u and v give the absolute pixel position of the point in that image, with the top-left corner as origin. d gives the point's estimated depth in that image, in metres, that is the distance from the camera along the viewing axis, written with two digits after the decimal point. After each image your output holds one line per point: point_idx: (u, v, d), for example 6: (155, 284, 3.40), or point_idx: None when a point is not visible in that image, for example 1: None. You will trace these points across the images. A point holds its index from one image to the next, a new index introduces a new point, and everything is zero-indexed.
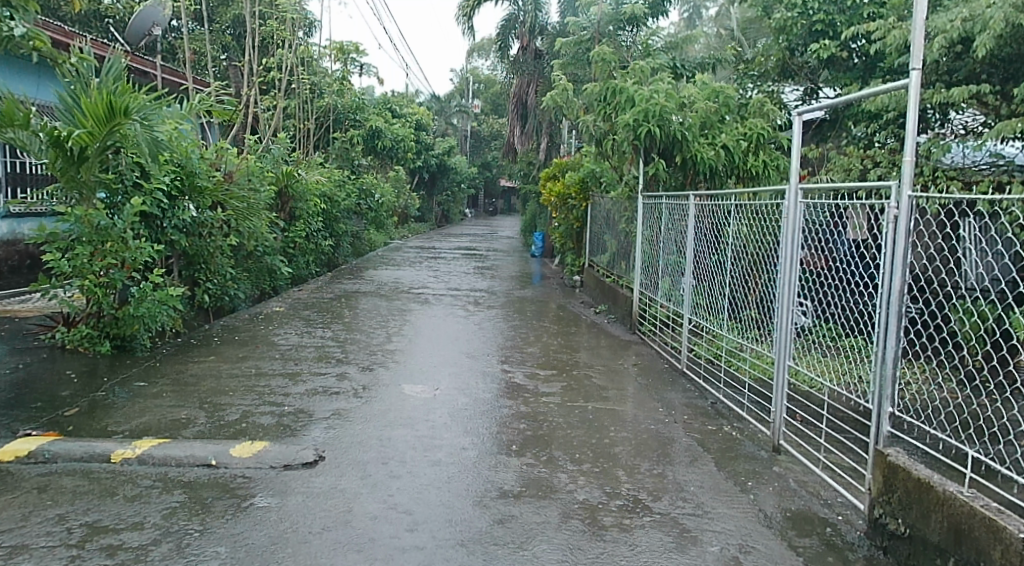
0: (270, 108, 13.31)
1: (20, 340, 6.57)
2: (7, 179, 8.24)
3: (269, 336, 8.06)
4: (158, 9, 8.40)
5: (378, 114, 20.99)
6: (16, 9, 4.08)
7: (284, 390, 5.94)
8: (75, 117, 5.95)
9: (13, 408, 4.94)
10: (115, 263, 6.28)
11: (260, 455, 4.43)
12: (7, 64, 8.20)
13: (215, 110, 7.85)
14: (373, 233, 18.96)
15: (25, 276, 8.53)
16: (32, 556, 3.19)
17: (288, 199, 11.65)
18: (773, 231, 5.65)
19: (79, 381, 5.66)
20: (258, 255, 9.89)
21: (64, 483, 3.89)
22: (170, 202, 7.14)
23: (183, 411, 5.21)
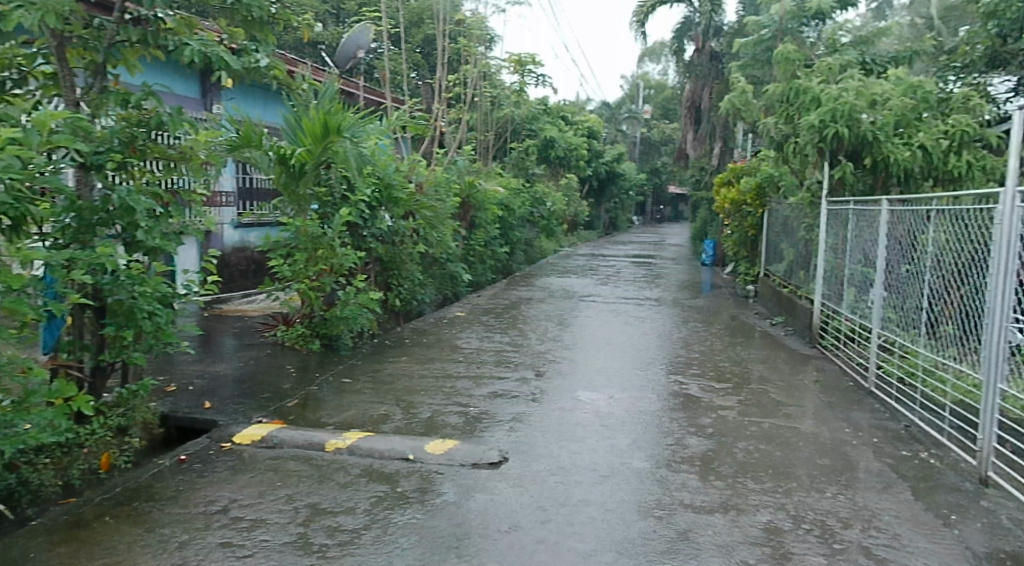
0: (454, 121, 13.94)
1: (248, 337, 7.35)
2: (240, 193, 9.22)
3: (452, 339, 8.48)
4: (364, 34, 9.13)
5: (552, 123, 21.38)
6: (260, 43, 4.50)
7: (467, 391, 6.23)
8: (296, 137, 6.75)
9: (246, 396, 5.53)
10: (326, 269, 6.90)
11: (450, 453, 4.67)
12: (246, 92, 9.19)
13: (409, 126, 8.40)
14: (544, 240, 19.30)
15: (250, 279, 9.48)
16: (268, 529, 3.45)
17: (468, 208, 12.03)
18: (977, 237, 5.21)
19: (295, 375, 6.22)
20: (442, 262, 10.40)
21: (290, 467, 4.28)
22: (371, 212, 7.74)
23: (381, 407, 5.60)
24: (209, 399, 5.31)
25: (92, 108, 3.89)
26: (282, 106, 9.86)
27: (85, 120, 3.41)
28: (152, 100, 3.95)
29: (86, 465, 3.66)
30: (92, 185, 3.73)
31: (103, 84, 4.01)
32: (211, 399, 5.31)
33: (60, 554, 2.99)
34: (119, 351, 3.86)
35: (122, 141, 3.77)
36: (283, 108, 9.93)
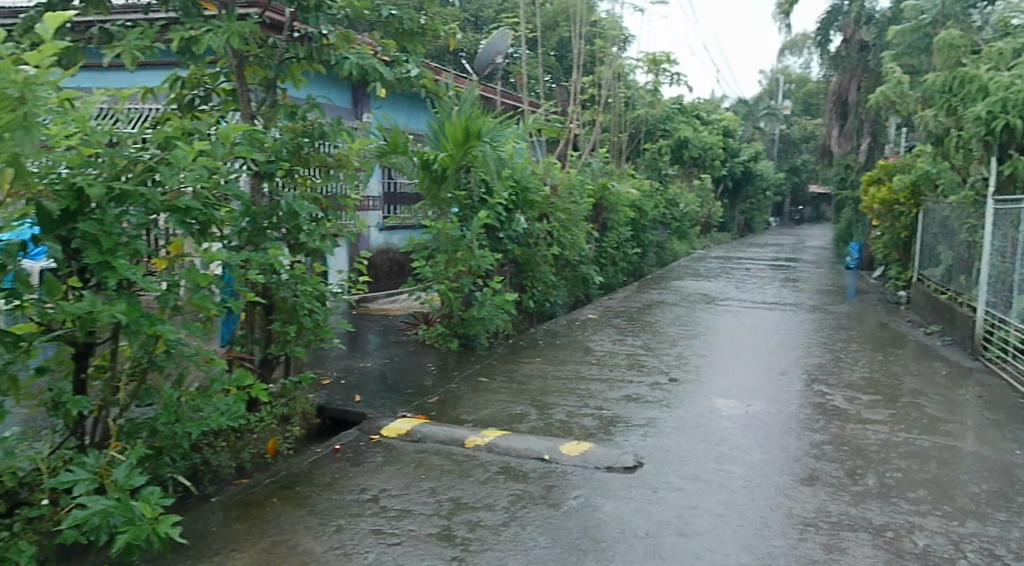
0: (588, 123, 13.95)
1: (393, 335, 7.69)
2: (385, 198, 9.67)
3: (585, 341, 8.50)
4: (503, 39, 9.31)
5: (686, 122, 20.94)
6: (410, 54, 4.74)
7: (601, 394, 6.21)
8: (439, 143, 7.00)
9: (391, 391, 5.79)
10: (465, 270, 7.09)
11: (585, 455, 4.67)
12: (395, 102, 9.63)
13: (544, 129, 8.50)
14: (677, 242, 18.92)
15: (394, 280, 9.91)
16: (415, 519, 3.57)
17: (601, 210, 11.99)
18: None
19: (435, 373, 6.45)
20: (575, 264, 10.43)
21: (433, 461, 4.42)
22: (507, 215, 7.87)
23: (518, 407, 5.69)
24: (359, 393, 5.60)
25: (265, 121, 4.22)
26: (427, 113, 10.25)
27: (261, 131, 3.66)
28: (316, 111, 4.25)
29: (256, 449, 3.96)
30: (271, 197, 3.97)
31: (274, 99, 4.34)
32: (361, 393, 5.61)
33: (235, 530, 3.25)
34: (283, 346, 4.16)
35: (290, 150, 4.07)
36: (426, 115, 10.31)
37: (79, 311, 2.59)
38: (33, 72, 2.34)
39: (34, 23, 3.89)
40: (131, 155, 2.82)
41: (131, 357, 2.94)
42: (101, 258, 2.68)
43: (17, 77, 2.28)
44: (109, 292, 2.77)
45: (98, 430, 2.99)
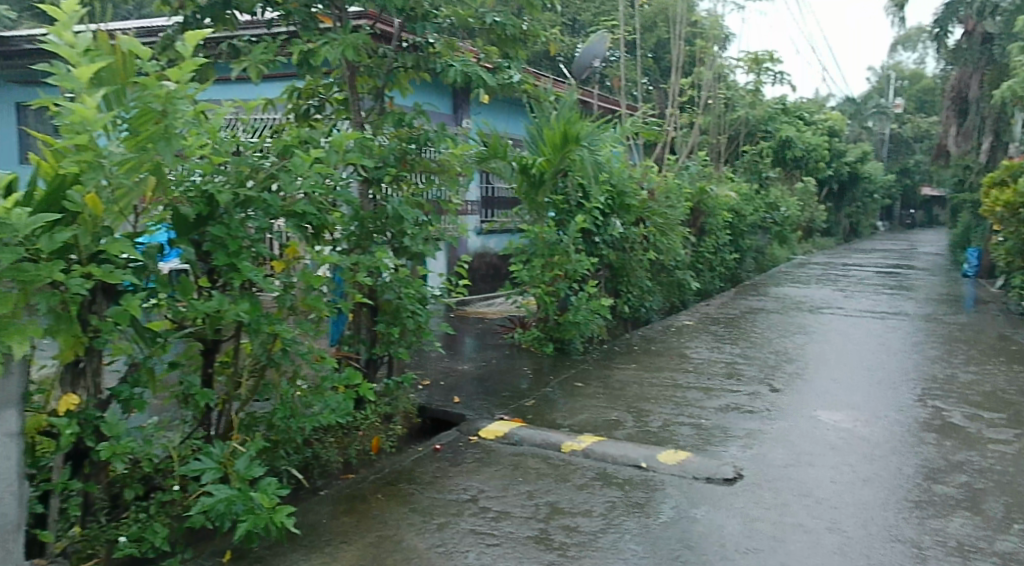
0: (686, 125, 13.69)
1: (489, 338, 7.80)
2: (483, 202, 9.81)
3: (681, 348, 8.35)
4: (601, 42, 9.24)
5: (789, 123, 20.25)
6: (513, 60, 4.83)
7: (699, 403, 6.08)
8: (538, 147, 7.06)
9: (489, 393, 5.87)
10: (561, 274, 7.12)
11: (683, 464, 4.56)
12: (496, 108, 9.77)
13: (642, 132, 8.42)
14: (777, 247, 18.30)
15: (491, 283, 10.04)
16: (512, 521, 3.57)
17: (699, 214, 11.75)
18: None
19: (531, 376, 6.48)
20: (671, 270, 10.26)
21: (530, 464, 4.43)
22: (604, 219, 7.84)
23: (613, 413, 5.64)
24: (458, 394, 5.71)
25: (374, 127, 4.38)
26: (526, 118, 10.33)
27: (370, 139, 3.80)
28: (422, 118, 4.42)
29: (360, 446, 4.09)
30: (379, 200, 4.20)
31: (383, 106, 4.52)
32: (459, 395, 5.71)
33: (343, 523, 3.36)
34: (387, 346, 4.28)
35: (396, 156, 4.23)
36: (526, 120, 10.40)
37: (208, 309, 2.80)
38: (173, 87, 2.51)
39: (172, 41, 4.17)
40: (254, 163, 2.98)
41: (252, 354, 3.11)
42: (228, 261, 2.87)
43: (161, 92, 2.47)
44: (234, 292, 2.97)
45: (221, 422, 3.18)
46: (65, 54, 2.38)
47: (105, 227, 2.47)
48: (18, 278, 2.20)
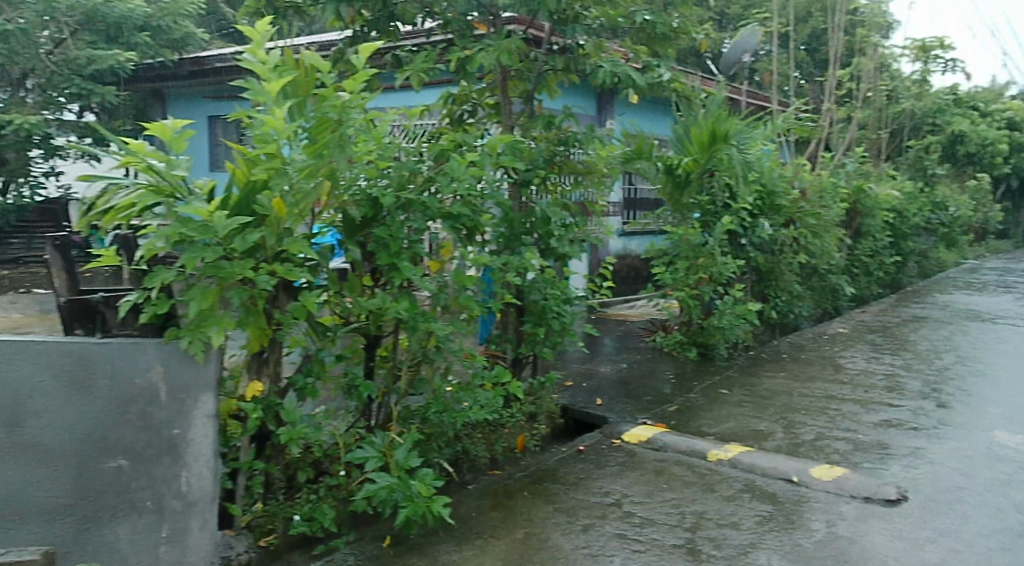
0: (843, 120, 12.92)
1: (631, 341, 7.73)
2: (625, 204, 9.74)
3: (835, 357, 7.90)
4: (752, 36, 8.93)
5: (961, 115, 18.64)
6: (663, 58, 4.78)
7: (856, 417, 5.73)
8: (684, 147, 6.93)
9: (631, 397, 5.82)
10: (706, 277, 6.93)
11: (840, 481, 4.27)
12: (642, 108, 9.67)
13: (795, 129, 8.06)
14: (944, 251, 16.89)
15: (632, 285, 9.94)
16: (658, 529, 3.51)
17: (855, 214, 11.08)
18: None
19: (673, 381, 6.37)
20: (824, 274, 9.74)
21: (674, 472, 4.35)
22: (752, 220, 7.57)
23: (762, 423, 5.43)
24: (600, 396, 5.71)
25: (523, 130, 4.48)
26: (672, 118, 10.15)
27: (520, 143, 3.90)
28: (570, 120, 4.47)
29: (506, 444, 4.19)
30: (528, 203, 4.27)
31: (532, 109, 4.62)
32: (601, 397, 5.71)
33: (492, 518, 3.46)
34: (532, 346, 4.35)
35: (546, 158, 4.31)
36: (672, 120, 10.22)
37: (372, 306, 2.99)
38: (348, 97, 2.71)
39: (343, 54, 4.45)
40: (414, 167, 3.14)
41: (409, 350, 3.30)
42: (389, 261, 3.04)
43: (337, 103, 2.67)
44: (394, 291, 3.14)
45: (381, 413, 3.36)
46: (259, 70, 2.60)
47: (287, 229, 2.64)
48: (217, 274, 2.48)
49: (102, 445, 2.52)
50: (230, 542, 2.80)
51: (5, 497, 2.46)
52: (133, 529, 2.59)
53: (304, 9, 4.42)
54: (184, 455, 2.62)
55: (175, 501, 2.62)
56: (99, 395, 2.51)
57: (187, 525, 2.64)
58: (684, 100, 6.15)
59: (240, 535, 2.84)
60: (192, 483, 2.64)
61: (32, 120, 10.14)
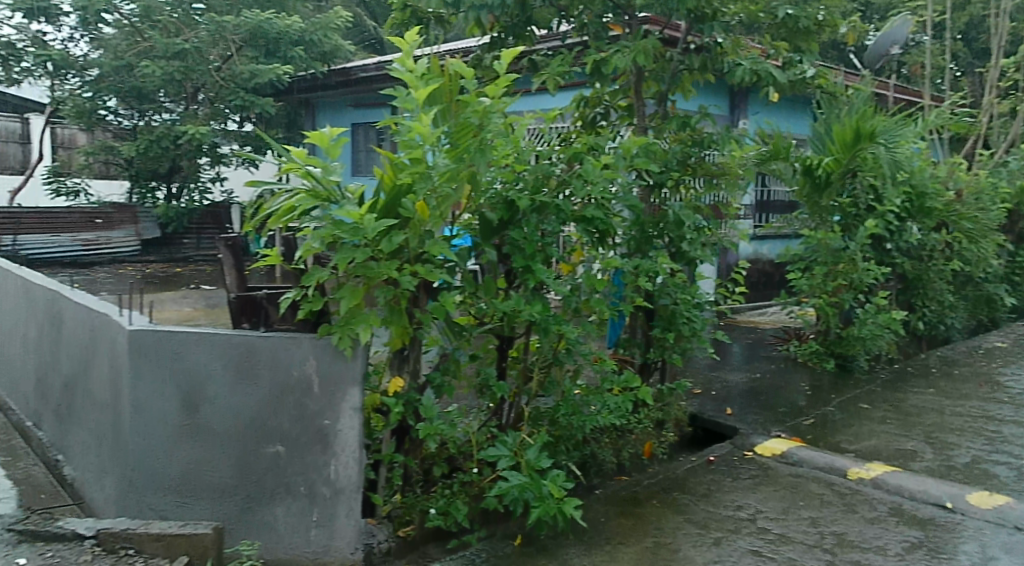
0: (1007, 114, 11.85)
1: (763, 349, 7.45)
2: (757, 206, 9.39)
3: (993, 374, 7.26)
4: (903, 27, 8.39)
5: None
6: (805, 54, 4.58)
7: (1019, 440, 5.23)
8: (823, 145, 6.68)
9: (763, 407, 5.60)
10: (845, 284, 6.56)
11: (1001, 510, 3.90)
12: (779, 107, 9.29)
13: (950, 126, 7.49)
14: None
15: (763, 291, 9.57)
16: (795, 548, 3.34)
17: (1019, 218, 10.14)
18: None
19: (809, 393, 6.07)
20: (980, 282, 8.97)
21: (812, 489, 4.13)
22: (898, 223, 7.12)
23: (909, 442, 5.07)
24: (730, 406, 5.53)
25: (656, 131, 4.41)
26: (811, 116, 9.67)
27: (655, 145, 3.86)
28: (706, 120, 4.38)
29: (634, 450, 4.13)
30: (660, 207, 4.18)
31: (665, 109, 4.51)
32: (731, 406, 5.53)
33: (620, 524, 3.43)
34: (661, 351, 4.27)
35: (679, 160, 4.21)
36: (811, 118, 9.74)
37: (506, 308, 3.04)
38: (489, 102, 2.78)
39: (479, 60, 4.59)
40: (549, 170, 3.17)
41: (540, 352, 3.34)
42: (524, 262, 3.08)
43: (479, 107, 2.74)
44: (528, 293, 3.17)
45: (511, 413, 3.39)
46: (407, 78, 2.70)
47: (428, 231, 2.74)
48: (366, 274, 2.60)
49: (261, 430, 2.73)
50: (373, 530, 2.90)
51: (184, 474, 2.78)
52: (287, 512, 2.78)
53: (445, 18, 4.57)
54: (332, 445, 2.75)
55: (325, 488, 2.77)
56: (261, 384, 2.71)
57: (335, 511, 2.77)
58: (826, 97, 5.85)
59: (381, 525, 2.94)
60: (340, 471, 2.76)
61: (203, 132, 10.97)
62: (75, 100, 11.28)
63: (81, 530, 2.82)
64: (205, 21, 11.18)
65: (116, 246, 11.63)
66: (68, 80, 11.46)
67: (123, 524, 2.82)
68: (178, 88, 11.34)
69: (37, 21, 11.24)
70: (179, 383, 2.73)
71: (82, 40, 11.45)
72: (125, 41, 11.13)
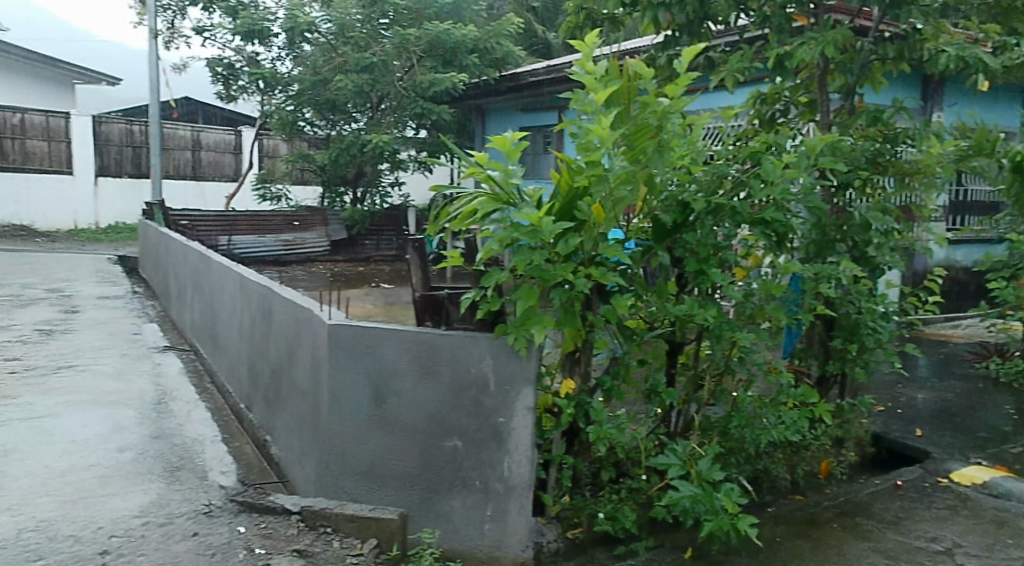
0: None
1: (956, 365, 6.78)
2: (951, 208, 8.55)
3: None
4: None
5: None
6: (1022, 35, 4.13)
7: None
8: None
9: (960, 430, 5.09)
10: None
11: None
12: (982, 96, 8.40)
13: None
14: None
15: (955, 302, 8.71)
16: None
17: None
18: None
19: (1015, 417, 5.45)
20: None
21: (1021, 525, 3.69)
22: None
23: None
24: (920, 426, 5.07)
25: (843, 127, 4.15)
26: (1021, 108, 8.67)
27: (842, 143, 3.62)
28: (901, 115, 4.03)
29: (809, 467, 3.91)
30: (845, 208, 3.96)
31: (852, 105, 4.23)
32: (922, 427, 5.07)
33: (796, 546, 3.25)
34: (841, 363, 4.01)
35: (868, 158, 3.93)
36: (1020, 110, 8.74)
37: (679, 313, 2.97)
38: (668, 103, 2.72)
39: (654, 60, 4.54)
40: (724, 172, 3.07)
41: (711, 359, 3.22)
42: (698, 266, 3.00)
43: (658, 108, 2.72)
44: (702, 298, 3.08)
45: (680, 421, 3.32)
46: (586, 81, 2.71)
47: (603, 233, 2.73)
48: (541, 276, 2.65)
49: (442, 425, 2.85)
50: (543, 529, 2.95)
51: (373, 461, 2.95)
52: (464, 504, 2.88)
53: (620, 19, 4.54)
54: (507, 442, 2.81)
55: (499, 484, 2.84)
56: (442, 380, 2.82)
57: (507, 507, 2.84)
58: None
59: (551, 524, 2.97)
60: (513, 469, 2.82)
61: (385, 140, 11.63)
62: (280, 112, 12.30)
63: (288, 506, 3.11)
64: (390, 35, 11.81)
65: (310, 247, 12.59)
66: (275, 95, 12.61)
67: (322, 503, 3.06)
68: (365, 100, 12.09)
69: (251, 43, 12.44)
70: (371, 376, 2.90)
71: (287, 59, 12.55)
72: (321, 57, 11.96)
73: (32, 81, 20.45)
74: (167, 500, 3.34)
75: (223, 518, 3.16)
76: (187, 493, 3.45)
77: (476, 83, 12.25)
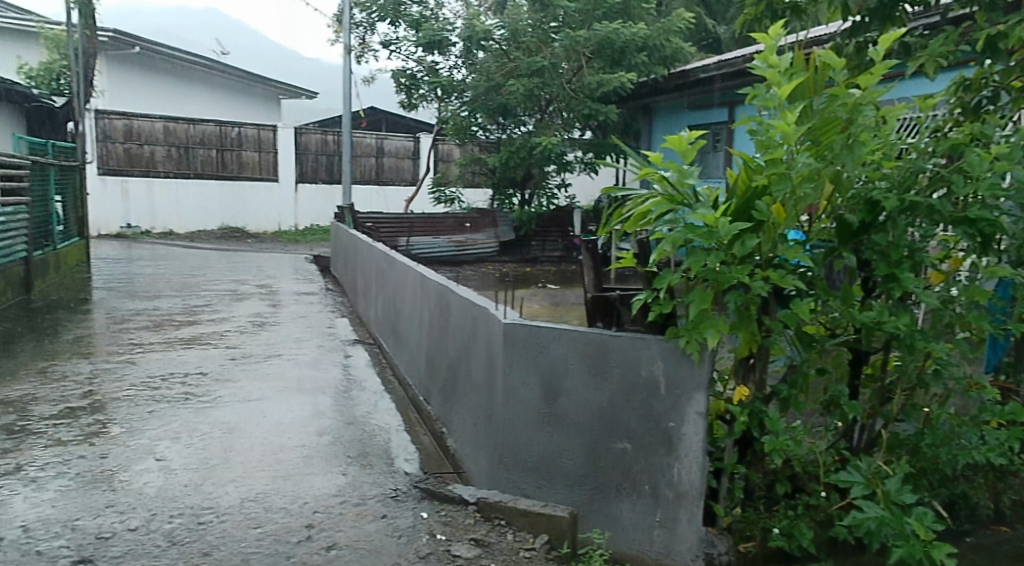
0: None
1: None
2: None
3: None
4: None
5: None
6: None
7: None
8: None
9: None
10: None
11: None
12: None
13: None
14: None
15: None
16: None
17: None
18: None
19: None
20: None
21: None
22: None
23: None
24: None
25: None
26: None
27: None
28: None
29: (1017, 496, 3.49)
30: None
31: None
32: None
33: None
34: None
35: None
36: None
37: (867, 319, 2.78)
38: (861, 94, 2.59)
39: (840, 49, 4.28)
40: (920, 167, 2.85)
41: (902, 372, 2.97)
42: (888, 270, 2.79)
43: (849, 100, 2.58)
44: (894, 304, 2.88)
45: (864, 437, 3.12)
46: (769, 75, 2.62)
47: (782, 234, 2.61)
48: (714, 278, 2.58)
49: (611, 426, 2.84)
50: (714, 540, 2.81)
51: (544, 458, 3.00)
52: (633, 508, 2.86)
53: (803, 7, 4.28)
54: (677, 448, 2.76)
55: (668, 490, 2.79)
56: (613, 381, 2.82)
57: (677, 515, 2.78)
58: None
59: (722, 536, 2.84)
60: (683, 475, 2.76)
61: (554, 142, 11.78)
62: (456, 118, 12.83)
63: (465, 496, 3.23)
64: (560, 38, 11.91)
65: (480, 247, 13.00)
66: (451, 102, 13.13)
67: (497, 495, 3.15)
68: (535, 103, 12.30)
69: (431, 53, 13.04)
70: (543, 373, 2.95)
71: (463, 66, 12.91)
72: (494, 63, 12.29)
73: (245, 98, 22.59)
74: (359, 483, 3.58)
75: (409, 503, 3.34)
76: (377, 477, 3.69)
77: (645, 82, 12.17)
